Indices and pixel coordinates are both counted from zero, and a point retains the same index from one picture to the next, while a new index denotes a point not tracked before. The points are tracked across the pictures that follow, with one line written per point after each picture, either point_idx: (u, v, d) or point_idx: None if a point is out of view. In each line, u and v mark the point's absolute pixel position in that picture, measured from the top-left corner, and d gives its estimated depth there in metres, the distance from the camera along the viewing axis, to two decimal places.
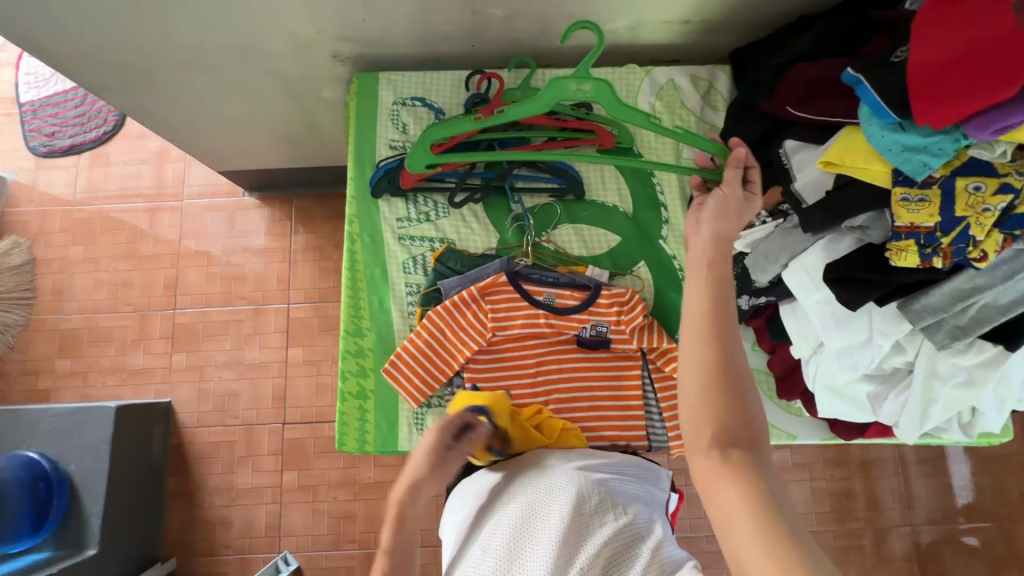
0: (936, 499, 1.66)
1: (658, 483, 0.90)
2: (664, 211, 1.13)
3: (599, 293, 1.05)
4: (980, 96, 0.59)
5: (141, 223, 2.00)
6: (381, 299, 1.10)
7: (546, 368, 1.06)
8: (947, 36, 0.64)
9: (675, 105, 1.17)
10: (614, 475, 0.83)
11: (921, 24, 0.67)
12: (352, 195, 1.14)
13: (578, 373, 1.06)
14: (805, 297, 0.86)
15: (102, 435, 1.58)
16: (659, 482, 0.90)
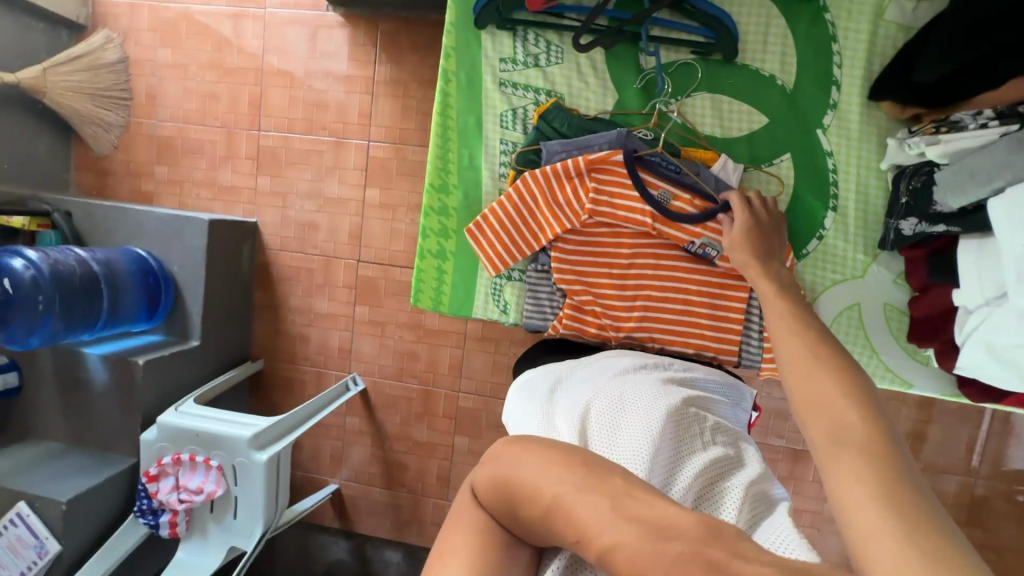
0: (1018, 459, 1.54)
1: (742, 402, 0.90)
2: (836, 91, 0.88)
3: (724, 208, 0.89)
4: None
5: (226, 30, 1.88)
6: (472, 154, 0.98)
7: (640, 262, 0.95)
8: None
9: None
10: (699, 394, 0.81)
11: None
12: (450, 22, 0.95)
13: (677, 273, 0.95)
14: (1009, 239, 0.67)
15: (199, 243, 1.69)
16: (743, 401, 0.90)
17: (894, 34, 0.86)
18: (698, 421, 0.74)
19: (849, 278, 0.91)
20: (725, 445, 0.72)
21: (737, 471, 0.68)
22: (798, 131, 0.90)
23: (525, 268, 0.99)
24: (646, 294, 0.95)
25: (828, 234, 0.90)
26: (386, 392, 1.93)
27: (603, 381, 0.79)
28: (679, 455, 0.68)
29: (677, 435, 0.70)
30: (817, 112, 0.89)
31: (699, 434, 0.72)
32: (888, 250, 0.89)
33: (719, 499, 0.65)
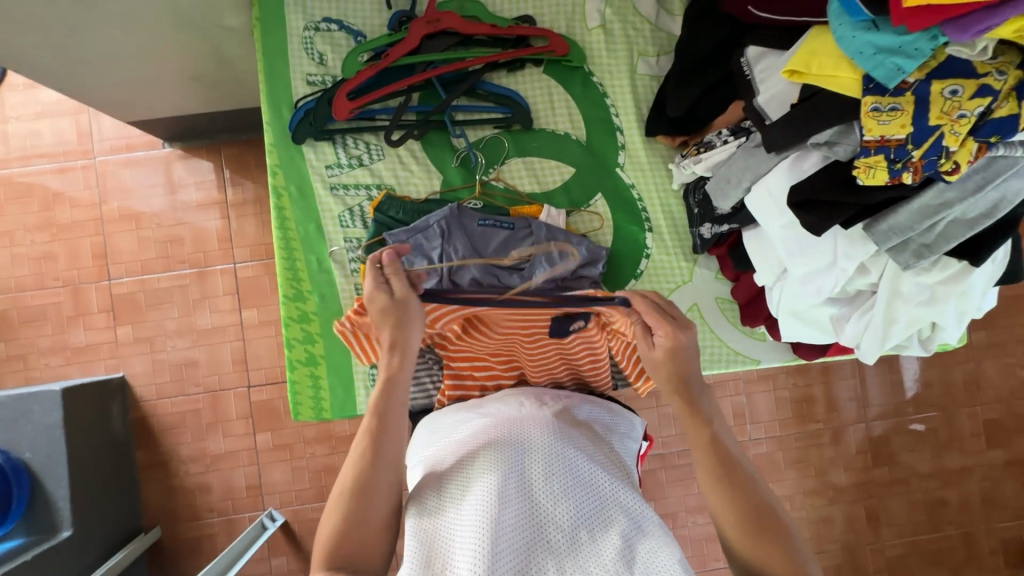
0: (889, 395, 1.75)
1: (632, 433, 0.91)
2: (620, 135, 1.04)
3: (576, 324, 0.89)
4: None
5: (53, 186, 1.79)
6: (320, 258, 1.01)
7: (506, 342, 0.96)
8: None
9: (627, 11, 1.04)
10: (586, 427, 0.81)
11: None
12: (270, 143, 1.00)
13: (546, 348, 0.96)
14: (770, 223, 0.81)
15: (53, 418, 1.51)
16: (632, 432, 0.90)
17: (649, 83, 1.05)
18: (590, 454, 0.72)
19: (679, 284, 1.03)
20: (616, 474, 0.70)
21: (618, 495, 0.66)
22: (602, 173, 1.04)
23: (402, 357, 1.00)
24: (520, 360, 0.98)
25: (653, 251, 1.03)
26: (311, 517, 1.78)
27: (497, 415, 0.78)
28: (559, 477, 0.66)
29: (568, 462, 0.68)
30: (611, 155, 1.04)
31: (592, 459, 0.70)
32: (703, 253, 1.03)
33: (603, 526, 0.62)
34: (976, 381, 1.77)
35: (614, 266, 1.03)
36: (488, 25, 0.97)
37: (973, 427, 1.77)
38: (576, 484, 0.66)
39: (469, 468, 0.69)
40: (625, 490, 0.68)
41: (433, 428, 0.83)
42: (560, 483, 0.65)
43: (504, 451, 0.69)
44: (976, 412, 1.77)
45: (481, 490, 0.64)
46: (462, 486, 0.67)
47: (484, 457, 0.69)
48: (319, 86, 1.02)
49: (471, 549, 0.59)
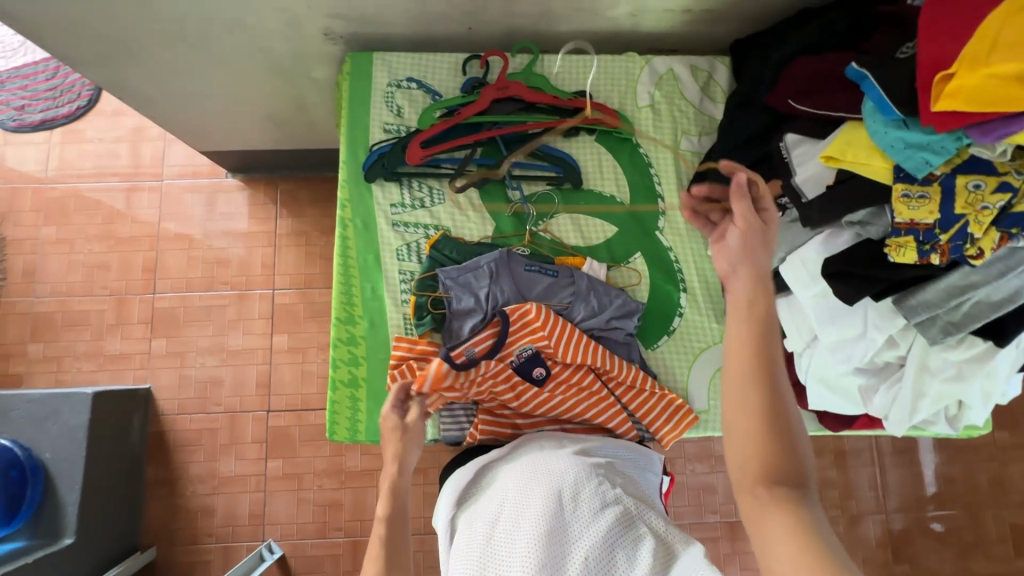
0: (909, 487, 1.72)
1: (651, 468, 0.94)
2: (661, 202, 1.13)
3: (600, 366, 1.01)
4: (997, 106, 0.60)
5: (119, 202, 1.93)
6: (374, 286, 1.08)
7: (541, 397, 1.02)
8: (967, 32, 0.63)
9: (674, 95, 1.16)
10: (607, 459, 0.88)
11: (927, 22, 0.66)
12: (344, 179, 1.11)
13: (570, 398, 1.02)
14: (800, 291, 0.86)
15: (79, 421, 1.54)
16: (652, 466, 0.94)
17: (691, 159, 1.15)
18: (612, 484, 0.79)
19: (709, 345, 1.08)
20: (637, 500, 0.77)
21: (640, 519, 0.73)
22: (643, 235, 1.12)
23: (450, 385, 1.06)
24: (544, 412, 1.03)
25: (686, 311, 1.09)
26: (308, 554, 1.74)
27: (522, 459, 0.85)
28: (587, 508, 0.73)
29: (591, 493, 0.75)
30: (652, 219, 1.12)
31: (613, 489, 0.77)
32: None
33: (635, 547, 0.69)
34: (1001, 482, 1.73)
35: (649, 320, 1.08)
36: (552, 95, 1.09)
37: (998, 531, 1.71)
38: (602, 511, 0.72)
39: (504, 509, 0.74)
40: (646, 513, 0.75)
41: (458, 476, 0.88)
42: (588, 514, 0.72)
43: (532, 489, 0.75)
44: (1001, 515, 1.72)
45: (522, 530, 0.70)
46: (499, 526, 0.72)
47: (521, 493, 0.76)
48: (394, 134, 1.14)
49: None
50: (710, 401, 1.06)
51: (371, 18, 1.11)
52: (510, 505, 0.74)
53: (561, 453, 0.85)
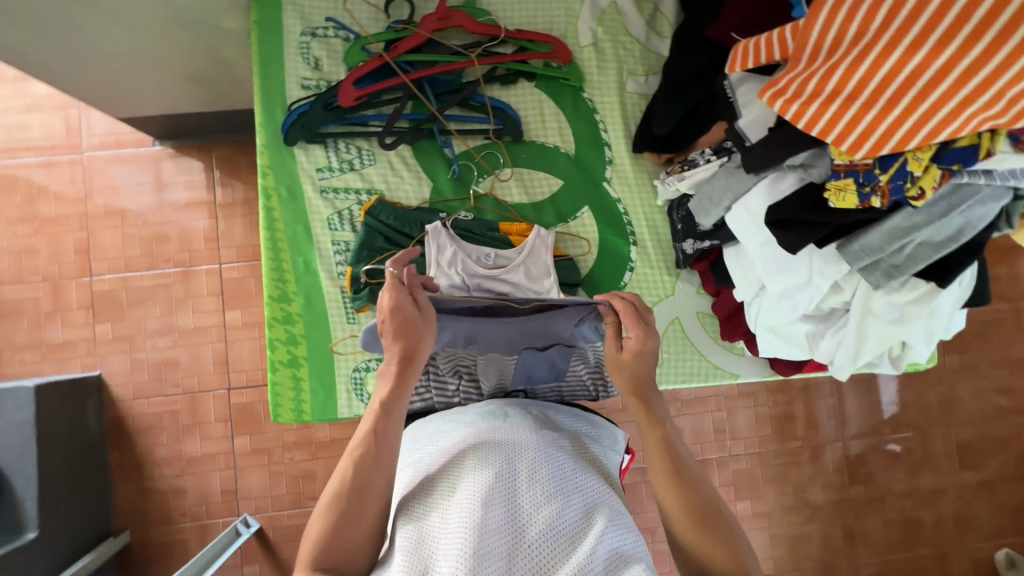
0: (866, 414, 1.79)
1: (614, 445, 0.91)
2: (608, 150, 1.06)
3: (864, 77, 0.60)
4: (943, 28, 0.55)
5: (38, 180, 1.77)
6: (307, 260, 1.01)
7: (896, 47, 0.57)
8: (814, 9, 0.64)
9: (617, 31, 1.07)
10: (572, 434, 0.82)
11: None
12: (262, 144, 1.01)
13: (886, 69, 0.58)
14: (748, 239, 0.84)
15: (24, 416, 1.47)
16: (614, 445, 0.91)
17: (638, 101, 1.08)
18: (575, 464, 0.73)
19: (662, 297, 1.05)
20: (599, 487, 0.71)
21: (602, 510, 0.67)
22: (590, 187, 1.06)
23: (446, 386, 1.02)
24: (877, 58, 0.58)
25: (637, 264, 1.05)
26: (287, 524, 1.75)
27: (476, 426, 0.78)
28: (540, 492, 0.67)
29: (547, 476, 0.69)
30: (599, 169, 1.06)
31: (572, 473, 0.71)
32: (685, 268, 1.05)
33: (581, 538, 0.63)
34: (950, 403, 1.82)
35: (598, 276, 1.05)
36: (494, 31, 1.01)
37: (946, 448, 1.81)
38: (557, 498, 0.66)
39: (454, 486, 0.69)
40: (601, 504, 0.68)
41: (420, 432, 0.85)
42: (540, 498, 0.66)
43: (481, 464, 0.70)
44: (949, 433, 1.81)
45: (468, 502, 0.65)
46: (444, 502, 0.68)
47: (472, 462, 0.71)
48: (315, 90, 1.03)
49: (457, 551, 0.60)
50: (664, 354, 1.04)
51: None
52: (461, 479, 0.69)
53: (522, 425, 0.78)
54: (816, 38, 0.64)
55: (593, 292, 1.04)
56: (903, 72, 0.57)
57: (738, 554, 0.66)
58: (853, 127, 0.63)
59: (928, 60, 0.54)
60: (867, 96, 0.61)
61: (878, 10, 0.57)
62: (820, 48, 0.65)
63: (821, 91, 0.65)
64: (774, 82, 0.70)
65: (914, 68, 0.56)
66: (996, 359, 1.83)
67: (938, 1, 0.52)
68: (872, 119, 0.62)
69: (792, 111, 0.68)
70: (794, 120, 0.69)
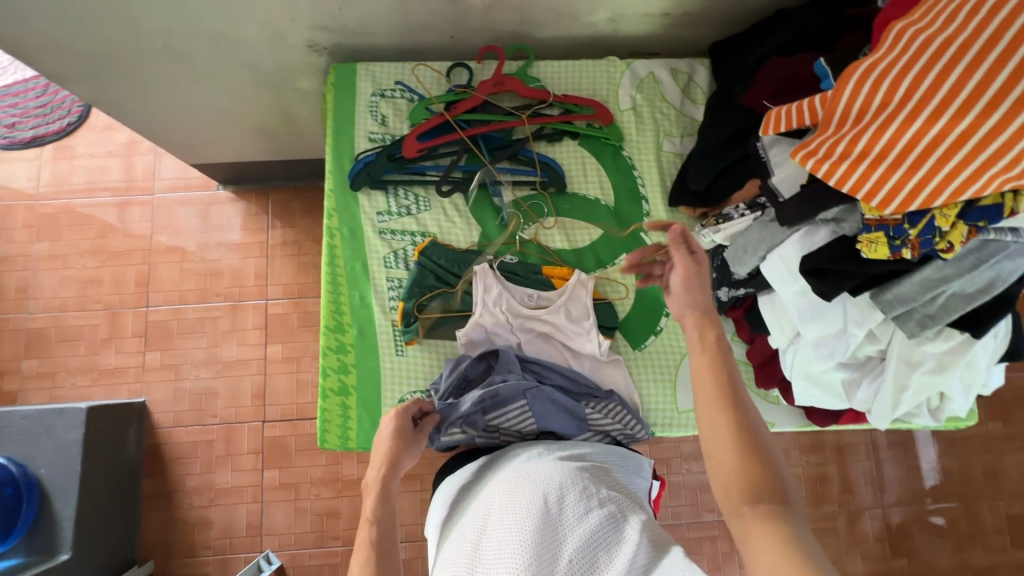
0: (906, 480, 1.73)
1: (642, 472, 0.94)
2: (645, 204, 1.14)
3: (890, 142, 0.67)
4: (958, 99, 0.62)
5: (111, 217, 1.94)
6: (363, 294, 1.09)
7: (917, 115, 0.64)
8: (843, 82, 0.73)
9: (655, 98, 1.18)
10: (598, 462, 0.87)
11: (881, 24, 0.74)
12: (330, 189, 1.12)
13: (910, 135, 0.65)
14: (782, 289, 0.88)
15: (73, 436, 1.54)
16: (642, 471, 0.94)
17: (673, 159, 1.17)
18: (600, 484, 0.78)
19: None
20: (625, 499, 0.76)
21: (632, 517, 0.72)
22: (628, 236, 1.13)
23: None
24: (901, 125, 0.66)
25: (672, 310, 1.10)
26: (307, 564, 1.73)
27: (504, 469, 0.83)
28: (569, 513, 0.71)
29: (576, 497, 0.74)
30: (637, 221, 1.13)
31: (599, 490, 0.76)
32: (719, 315, 1.09)
33: (618, 548, 0.67)
34: (996, 473, 1.74)
35: (634, 320, 1.09)
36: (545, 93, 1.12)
37: (996, 522, 1.72)
38: (585, 515, 0.71)
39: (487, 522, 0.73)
40: (631, 512, 0.73)
41: (450, 483, 0.88)
42: (570, 518, 0.71)
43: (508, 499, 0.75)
44: (996, 506, 1.73)
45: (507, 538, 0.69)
46: (480, 537, 0.72)
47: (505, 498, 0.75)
48: (380, 143, 1.15)
49: None
50: None
51: (354, 29, 1.13)
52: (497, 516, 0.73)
53: (546, 460, 0.83)
54: (845, 107, 0.73)
55: (629, 335, 1.09)
56: (924, 137, 0.63)
57: (776, 481, 0.65)
58: (882, 184, 0.68)
59: (948, 126, 0.61)
60: (893, 159, 0.67)
61: (902, 83, 0.65)
62: (848, 116, 0.73)
63: (851, 152, 0.71)
64: (806, 144, 0.77)
65: (935, 134, 0.62)
66: None
67: (956, 75, 0.60)
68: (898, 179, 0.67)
69: (822, 169, 0.74)
70: (826, 178, 0.74)
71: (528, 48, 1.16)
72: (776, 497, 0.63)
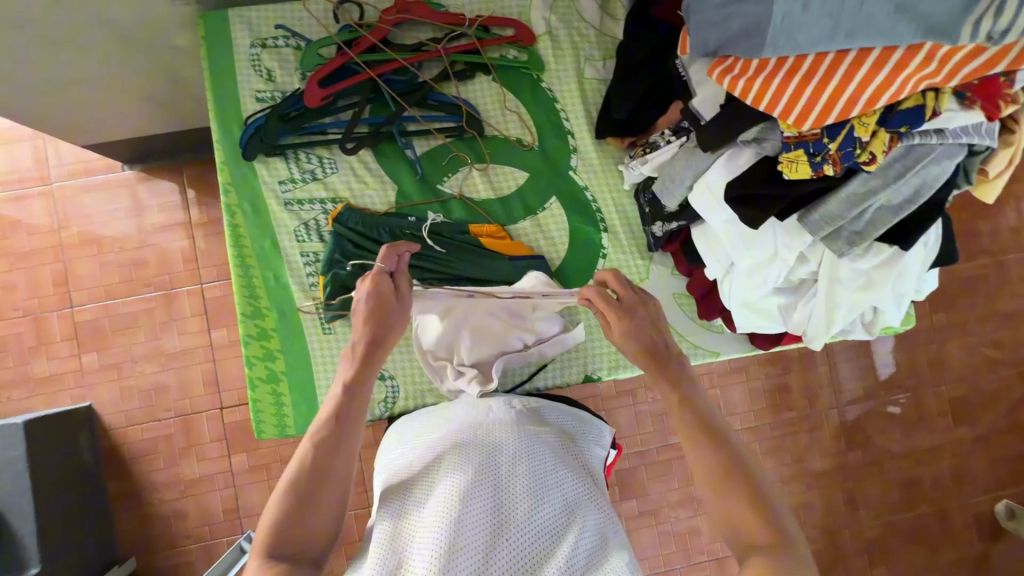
0: (859, 379, 1.80)
1: (600, 439, 0.91)
2: (571, 139, 1.06)
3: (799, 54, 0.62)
4: None
5: (9, 214, 1.75)
6: (277, 274, 1.00)
7: None
8: None
9: (571, 18, 1.06)
10: (559, 431, 0.83)
11: None
12: (222, 161, 1.00)
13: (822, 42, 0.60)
14: (711, 218, 0.83)
15: (15, 453, 1.46)
16: (600, 438, 0.90)
17: (597, 87, 1.07)
18: (557, 461, 0.74)
19: (637, 282, 1.05)
20: (582, 484, 0.73)
21: (581, 508, 0.69)
22: (556, 177, 1.05)
23: (439, 396, 1.00)
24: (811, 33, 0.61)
25: (609, 251, 1.05)
26: None
27: (462, 423, 0.78)
28: (522, 489, 0.68)
29: (531, 473, 0.70)
30: (564, 159, 1.06)
31: (555, 469, 0.72)
32: (658, 250, 1.05)
33: (562, 534, 0.65)
34: (940, 361, 1.83)
35: (570, 267, 1.04)
36: (451, 21, 1.00)
37: (940, 406, 1.82)
38: (536, 493, 0.68)
39: (434, 483, 0.70)
40: (581, 500, 0.70)
41: (401, 430, 0.85)
42: (521, 493, 0.68)
43: (460, 463, 0.70)
44: (942, 391, 1.83)
45: (445, 498, 0.66)
46: (421, 500, 0.69)
47: (451, 456, 0.72)
48: (269, 102, 1.02)
49: (433, 544, 0.62)
50: None
51: None
52: (443, 478, 0.69)
53: (510, 422, 0.78)
54: None
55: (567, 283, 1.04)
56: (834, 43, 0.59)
57: (775, 525, 0.65)
58: (797, 99, 0.63)
59: None
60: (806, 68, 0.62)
61: None
62: None
63: (766, 64, 0.65)
64: (721, 61, 0.71)
65: None
66: (982, 313, 1.84)
67: None
68: (815, 88, 0.61)
69: (739, 87, 0.68)
70: (742, 95, 0.68)
71: None
72: (774, 539, 0.64)
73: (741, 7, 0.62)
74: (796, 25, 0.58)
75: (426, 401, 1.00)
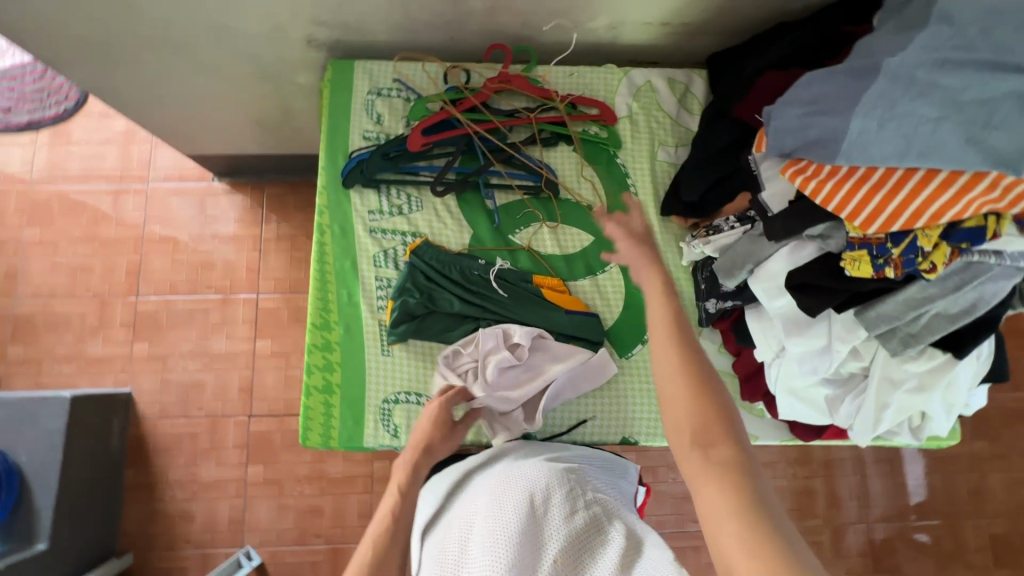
0: (892, 497, 1.73)
1: (627, 476, 0.96)
2: (638, 213, 1.14)
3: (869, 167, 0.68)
4: None
5: (104, 204, 1.92)
6: (351, 293, 1.08)
7: None
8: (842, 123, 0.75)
9: (651, 107, 1.18)
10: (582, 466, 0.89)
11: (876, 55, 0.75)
12: (323, 185, 1.12)
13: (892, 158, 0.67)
14: (768, 302, 0.88)
15: (56, 425, 1.52)
16: (627, 476, 0.96)
17: (668, 169, 1.17)
18: (583, 487, 0.80)
19: None
20: (610, 504, 0.78)
21: (614, 522, 0.74)
22: (618, 244, 1.13)
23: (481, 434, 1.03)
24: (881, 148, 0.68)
25: None
26: (288, 561, 1.72)
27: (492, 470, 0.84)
28: (557, 513, 0.73)
29: (562, 496, 0.76)
30: None
31: (583, 492, 0.78)
32: (708, 326, 1.09)
33: (600, 546, 0.69)
34: (980, 493, 1.75)
35: (622, 329, 1.09)
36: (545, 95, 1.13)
37: (978, 541, 1.72)
38: (571, 515, 0.73)
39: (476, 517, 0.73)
40: (612, 517, 0.75)
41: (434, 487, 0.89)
42: (557, 518, 0.72)
43: (500, 495, 0.75)
44: (980, 525, 1.73)
45: (490, 527, 0.70)
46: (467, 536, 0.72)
47: (488, 493, 0.77)
48: (374, 141, 1.14)
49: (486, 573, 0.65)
50: None
51: (353, 26, 1.12)
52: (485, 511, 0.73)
53: (533, 461, 0.85)
54: None
55: (617, 344, 1.08)
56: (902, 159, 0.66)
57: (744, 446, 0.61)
58: (865, 204, 0.68)
59: None
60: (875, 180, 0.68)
61: None
62: None
63: (838, 170, 0.71)
64: (796, 161, 0.78)
65: None
66: None
67: None
68: (882, 197, 0.67)
69: (811, 186, 0.74)
70: (812, 196, 0.74)
71: (532, 51, 1.16)
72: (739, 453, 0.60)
73: (822, 119, 0.71)
74: (872, 141, 0.65)
75: (466, 435, 1.04)
